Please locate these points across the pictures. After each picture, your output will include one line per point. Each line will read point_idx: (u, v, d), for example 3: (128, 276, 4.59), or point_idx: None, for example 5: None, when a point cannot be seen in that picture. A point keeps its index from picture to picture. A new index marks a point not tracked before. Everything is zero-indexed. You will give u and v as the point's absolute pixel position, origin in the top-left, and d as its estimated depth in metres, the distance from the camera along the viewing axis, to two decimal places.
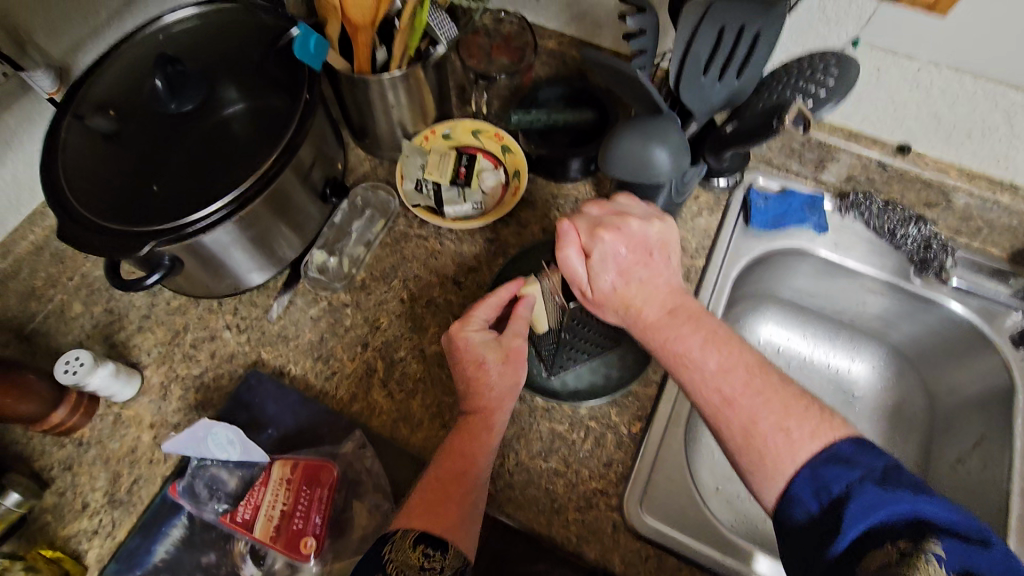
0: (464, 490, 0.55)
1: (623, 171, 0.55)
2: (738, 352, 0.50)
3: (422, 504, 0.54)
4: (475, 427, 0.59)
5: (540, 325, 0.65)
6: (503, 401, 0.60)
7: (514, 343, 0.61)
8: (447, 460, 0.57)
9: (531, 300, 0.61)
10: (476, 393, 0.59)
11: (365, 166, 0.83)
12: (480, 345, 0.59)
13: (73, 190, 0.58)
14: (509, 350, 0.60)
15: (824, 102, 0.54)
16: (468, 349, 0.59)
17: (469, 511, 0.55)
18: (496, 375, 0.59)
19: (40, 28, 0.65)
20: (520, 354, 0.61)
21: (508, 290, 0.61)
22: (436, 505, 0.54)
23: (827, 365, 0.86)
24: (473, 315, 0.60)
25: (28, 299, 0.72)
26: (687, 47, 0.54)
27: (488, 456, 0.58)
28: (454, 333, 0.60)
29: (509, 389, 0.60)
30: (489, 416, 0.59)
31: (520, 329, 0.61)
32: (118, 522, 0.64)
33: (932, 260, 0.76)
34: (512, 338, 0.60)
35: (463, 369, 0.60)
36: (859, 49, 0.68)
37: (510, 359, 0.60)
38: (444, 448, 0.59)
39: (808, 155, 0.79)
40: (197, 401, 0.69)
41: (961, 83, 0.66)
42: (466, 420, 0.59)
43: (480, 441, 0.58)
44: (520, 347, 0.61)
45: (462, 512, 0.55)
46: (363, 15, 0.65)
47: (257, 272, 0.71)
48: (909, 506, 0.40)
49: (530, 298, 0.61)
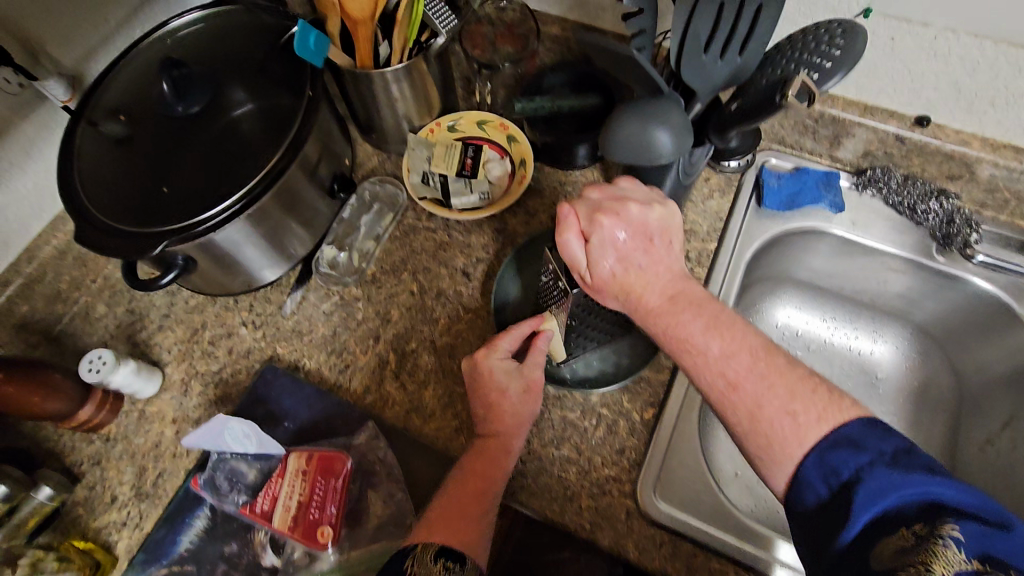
0: (480, 510, 0.56)
1: (625, 155, 0.54)
2: (741, 336, 0.49)
3: (439, 519, 0.55)
4: (493, 449, 0.59)
5: (558, 354, 0.65)
6: (520, 428, 0.60)
7: (534, 375, 0.62)
8: (464, 482, 0.57)
9: (549, 335, 0.63)
10: (494, 417, 0.60)
11: (373, 161, 0.83)
12: (502, 374, 0.61)
13: (89, 195, 0.59)
14: (530, 381, 0.62)
15: (830, 73, 0.52)
16: (491, 376, 0.61)
17: (480, 522, 0.55)
18: (515, 404, 0.60)
19: (50, 38, 0.67)
20: (539, 387, 0.62)
21: (527, 326, 0.63)
22: (454, 519, 0.55)
23: (848, 347, 0.84)
24: (499, 344, 0.62)
25: (54, 302, 0.74)
26: (686, 26, 0.52)
27: (504, 476, 0.58)
28: (479, 359, 0.62)
29: (526, 418, 0.61)
30: (507, 440, 0.60)
31: (539, 360, 0.62)
32: (146, 513, 0.66)
33: (956, 235, 0.74)
34: (533, 368, 0.62)
35: (484, 394, 0.61)
36: (871, 20, 0.65)
37: (530, 390, 0.61)
38: (460, 467, 0.59)
39: (822, 131, 0.77)
40: (217, 397, 0.71)
41: (981, 48, 0.63)
42: (483, 441, 0.60)
43: (499, 464, 0.58)
44: (539, 379, 0.62)
45: (470, 521, 0.55)
46: (362, 8, 0.66)
47: (269, 269, 0.73)
48: (921, 489, 0.39)
49: (550, 333, 0.63)
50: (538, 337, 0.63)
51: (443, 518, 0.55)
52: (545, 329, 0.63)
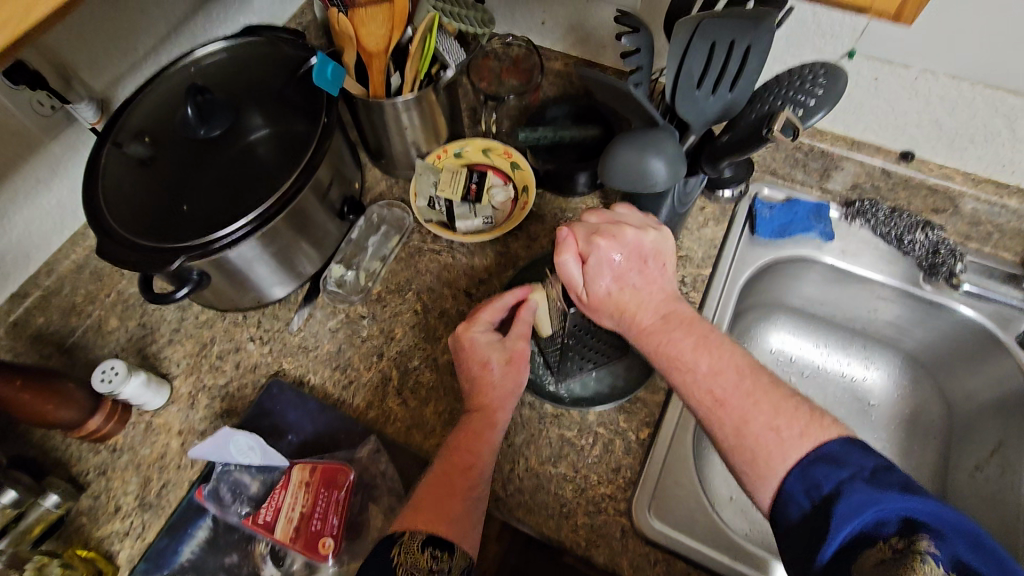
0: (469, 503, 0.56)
1: (622, 182, 0.57)
2: (728, 355, 0.51)
3: (426, 502, 0.55)
4: (481, 426, 0.60)
5: (544, 330, 0.66)
6: (505, 401, 0.61)
7: (517, 346, 0.63)
8: (453, 454, 0.59)
9: (535, 305, 0.64)
10: (479, 391, 0.62)
11: (381, 185, 0.87)
12: (484, 346, 0.62)
13: (111, 213, 0.62)
14: (513, 353, 0.62)
15: (814, 111, 0.55)
16: (473, 349, 0.62)
17: (466, 501, 0.56)
18: (498, 376, 0.62)
19: (85, 66, 0.71)
20: (523, 358, 0.63)
21: (511, 298, 0.64)
22: (443, 498, 0.55)
23: (841, 373, 0.86)
24: (480, 316, 0.63)
25: (68, 314, 0.77)
26: (680, 63, 0.56)
27: (491, 449, 0.60)
28: (461, 334, 0.64)
29: (511, 391, 0.62)
30: (491, 412, 0.61)
31: (524, 331, 0.63)
32: (148, 523, 0.67)
33: (941, 264, 0.76)
34: (517, 341, 0.63)
35: (469, 367, 0.63)
36: (855, 61, 0.69)
37: (513, 360, 0.62)
38: (450, 442, 0.60)
39: (812, 164, 0.80)
40: (222, 410, 0.73)
41: (958, 89, 0.67)
42: (469, 416, 0.61)
43: (485, 436, 0.60)
44: (523, 351, 0.63)
45: (458, 499, 0.56)
46: (376, 42, 0.70)
47: (279, 286, 0.75)
48: (898, 505, 0.40)
49: (535, 305, 0.64)
50: (522, 307, 0.63)
51: (428, 502, 0.55)
52: (531, 300, 0.63)
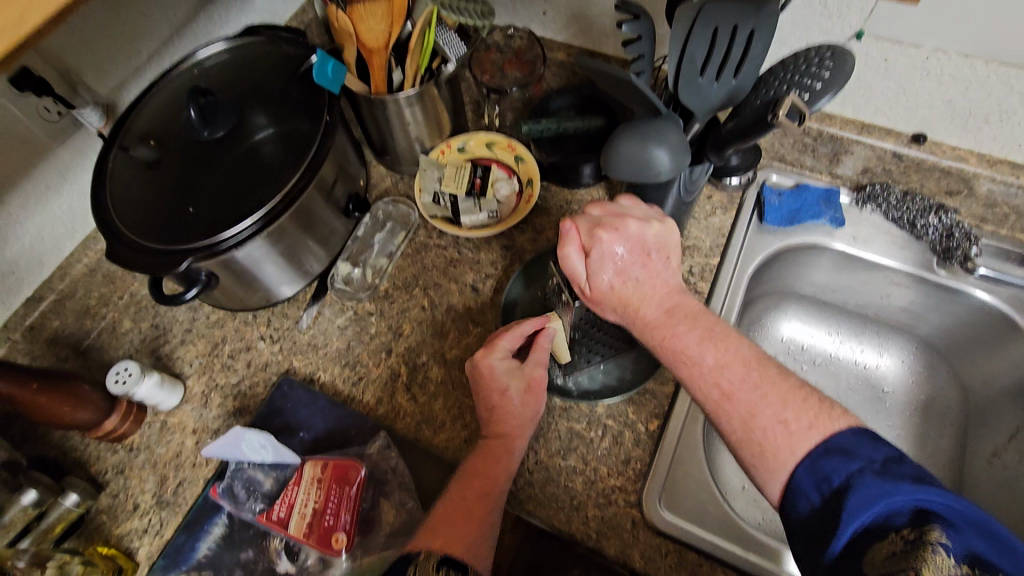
0: (479, 500, 0.57)
1: (625, 173, 0.56)
2: (734, 348, 0.50)
3: (440, 523, 0.56)
4: (496, 452, 0.61)
5: (562, 355, 0.66)
6: (524, 429, 0.62)
7: (535, 375, 0.63)
8: (471, 481, 0.59)
9: (553, 332, 0.63)
10: (497, 419, 0.62)
11: (386, 182, 0.87)
12: (504, 374, 0.62)
13: (120, 217, 0.63)
14: (532, 380, 0.63)
15: (820, 94, 0.54)
16: (491, 376, 0.62)
17: (482, 525, 0.56)
18: (517, 405, 0.61)
19: (90, 72, 0.72)
20: (541, 386, 0.63)
21: (531, 325, 0.63)
22: (455, 518, 0.56)
23: (854, 361, 0.85)
24: (498, 344, 0.63)
25: (83, 317, 0.78)
26: (683, 50, 0.54)
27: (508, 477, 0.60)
28: (479, 359, 0.63)
29: (531, 417, 0.63)
30: (511, 442, 0.61)
31: (542, 359, 0.64)
32: (166, 521, 0.68)
33: (955, 248, 0.75)
34: (535, 367, 0.63)
35: (487, 398, 0.62)
36: (864, 41, 0.68)
37: (531, 389, 0.62)
38: (467, 468, 0.60)
39: (821, 149, 0.79)
40: (235, 408, 0.74)
41: (972, 68, 0.65)
42: (489, 444, 0.61)
43: (503, 463, 0.60)
44: (540, 377, 0.63)
45: (472, 528, 0.56)
46: (377, 38, 0.70)
47: (288, 285, 0.76)
48: (908, 496, 0.40)
49: (553, 331, 0.63)
50: (541, 335, 0.63)
51: (445, 523, 0.56)
52: (549, 327, 0.63)
